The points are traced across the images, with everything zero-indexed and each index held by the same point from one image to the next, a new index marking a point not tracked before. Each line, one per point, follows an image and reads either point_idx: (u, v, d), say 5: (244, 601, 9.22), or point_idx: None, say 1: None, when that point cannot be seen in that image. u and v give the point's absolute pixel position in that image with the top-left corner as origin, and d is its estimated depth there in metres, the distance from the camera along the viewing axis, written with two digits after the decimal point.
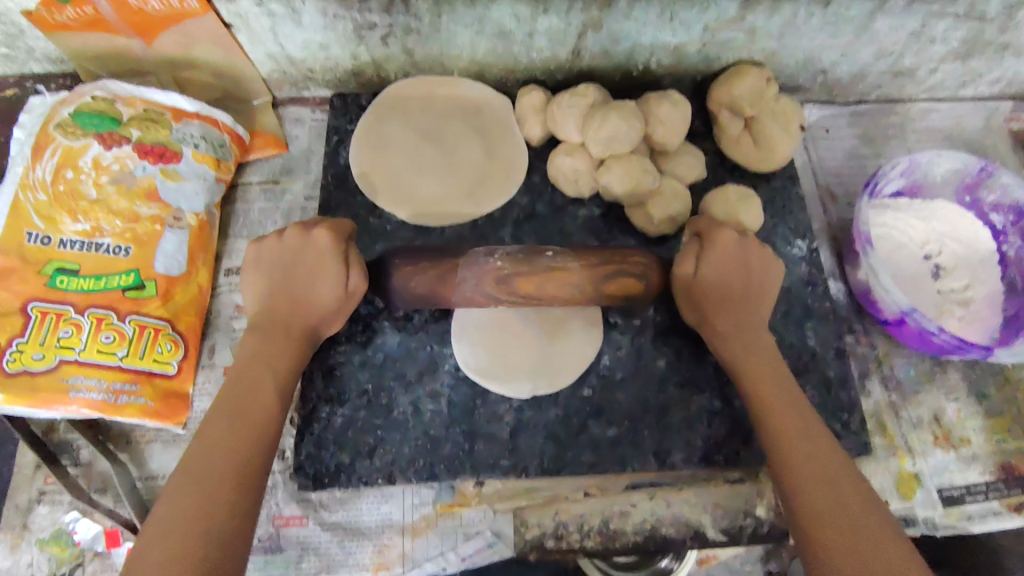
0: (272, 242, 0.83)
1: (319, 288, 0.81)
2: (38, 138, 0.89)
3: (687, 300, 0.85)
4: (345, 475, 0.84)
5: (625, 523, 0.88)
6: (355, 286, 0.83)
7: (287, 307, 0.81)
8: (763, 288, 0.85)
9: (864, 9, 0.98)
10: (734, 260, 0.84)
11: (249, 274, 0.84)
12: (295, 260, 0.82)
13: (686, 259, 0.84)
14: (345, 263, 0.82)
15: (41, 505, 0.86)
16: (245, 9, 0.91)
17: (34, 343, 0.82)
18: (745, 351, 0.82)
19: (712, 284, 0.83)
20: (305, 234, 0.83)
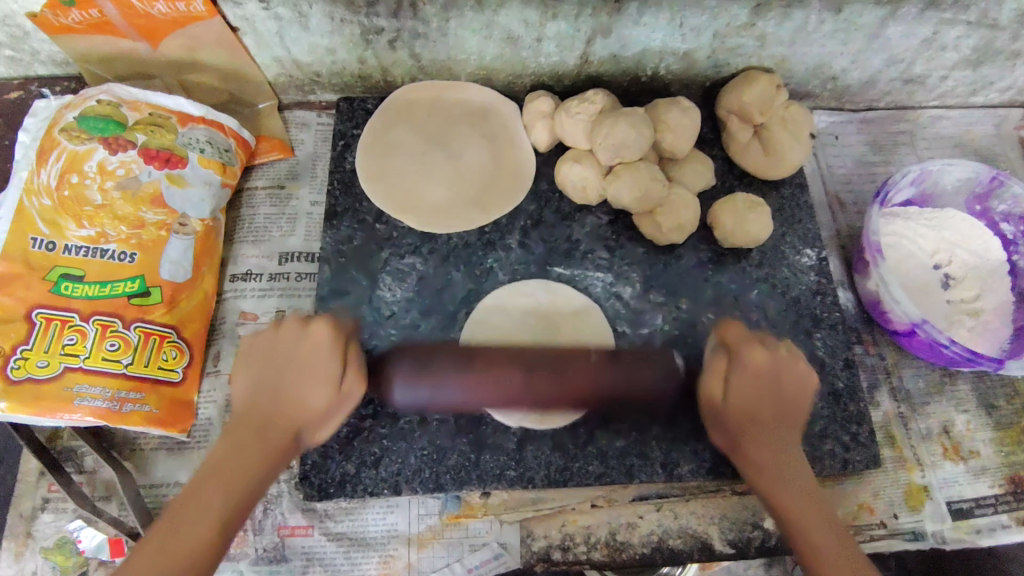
0: (268, 333, 0.74)
1: (311, 400, 0.71)
2: (43, 143, 0.88)
3: (716, 423, 0.78)
4: (351, 485, 0.83)
5: (632, 535, 0.88)
6: (352, 388, 0.75)
7: (271, 399, 0.71)
8: (796, 392, 0.77)
9: (876, 16, 0.98)
10: (762, 379, 0.76)
11: (241, 363, 0.75)
12: (289, 364, 0.72)
13: (711, 381, 0.78)
14: (344, 362, 0.74)
15: (45, 513, 0.85)
16: (252, 13, 0.90)
17: (38, 351, 0.81)
18: (768, 396, 0.75)
19: (743, 408, 0.75)
20: (304, 325, 0.74)
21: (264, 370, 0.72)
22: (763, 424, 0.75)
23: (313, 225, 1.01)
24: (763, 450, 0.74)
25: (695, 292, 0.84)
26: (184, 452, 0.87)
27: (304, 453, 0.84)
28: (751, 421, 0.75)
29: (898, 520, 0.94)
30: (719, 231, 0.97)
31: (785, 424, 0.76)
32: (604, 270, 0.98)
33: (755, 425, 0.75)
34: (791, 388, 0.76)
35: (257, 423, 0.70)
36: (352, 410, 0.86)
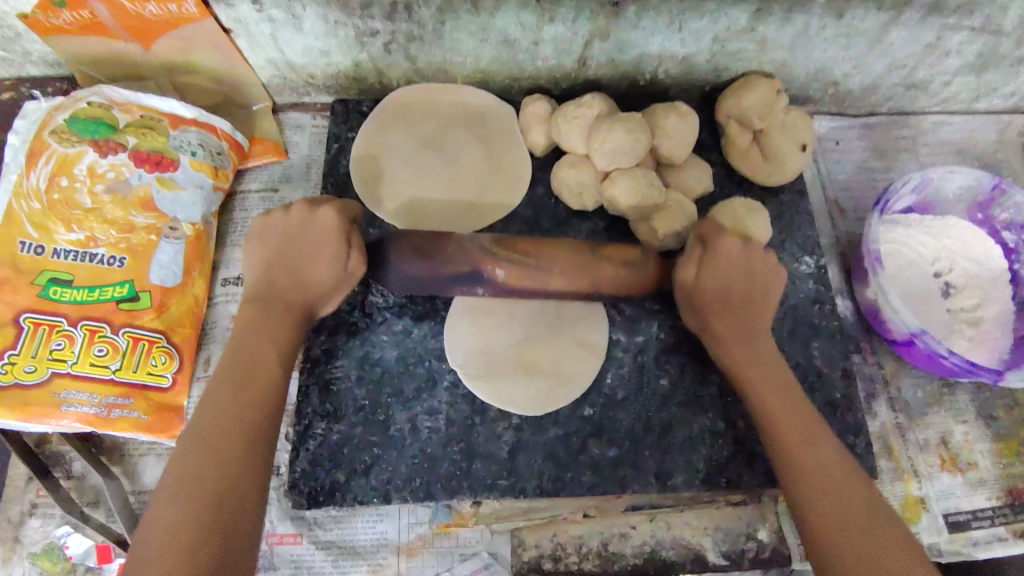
0: (280, 215, 0.79)
1: (319, 270, 0.78)
2: (32, 145, 0.87)
3: (691, 309, 0.82)
4: (340, 494, 0.82)
5: (624, 545, 0.87)
6: (356, 268, 0.78)
7: (288, 285, 0.79)
8: (774, 350, 0.81)
9: (878, 21, 0.96)
10: (740, 267, 0.80)
11: (253, 240, 0.81)
12: (297, 240, 0.78)
13: (683, 295, 0.82)
14: (347, 238, 0.78)
15: (33, 518, 0.85)
16: (245, 15, 0.89)
17: (26, 356, 0.81)
18: (738, 279, 0.80)
19: (711, 292, 0.80)
20: (312, 208, 0.80)
21: (274, 252, 0.79)
22: (729, 311, 0.80)
23: None
24: (734, 341, 0.80)
25: (689, 285, 0.80)
26: None
27: (293, 461, 0.83)
28: (722, 305, 0.80)
29: None
30: None
31: (752, 300, 0.81)
32: None
33: (726, 309, 0.80)
34: (764, 270, 0.81)
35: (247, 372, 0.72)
36: (342, 417, 0.85)
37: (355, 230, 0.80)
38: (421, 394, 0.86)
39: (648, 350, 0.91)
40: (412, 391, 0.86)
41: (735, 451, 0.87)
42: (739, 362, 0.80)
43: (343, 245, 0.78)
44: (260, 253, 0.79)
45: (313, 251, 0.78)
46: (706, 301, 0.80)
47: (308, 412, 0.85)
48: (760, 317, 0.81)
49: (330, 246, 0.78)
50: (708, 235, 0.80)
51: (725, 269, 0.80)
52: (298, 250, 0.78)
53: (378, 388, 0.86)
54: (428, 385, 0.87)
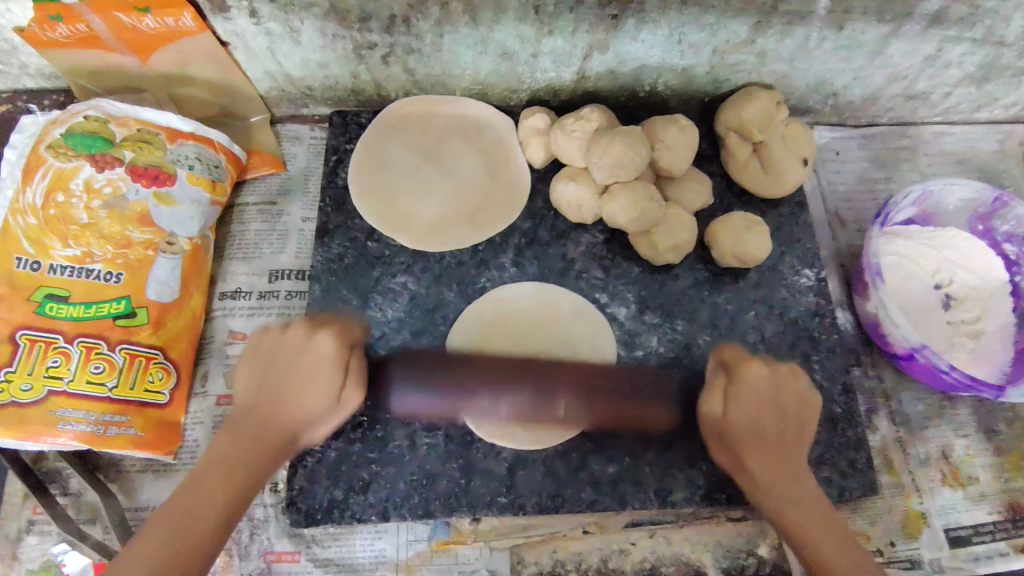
0: (274, 337, 0.77)
1: (308, 400, 0.74)
2: (28, 160, 0.87)
3: (721, 445, 0.79)
4: (338, 512, 0.82)
5: (624, 562, 0.87)
6: (349, 399, 0.77)
7: (271, 408, 0.74)
8: (800, 417, 0.78)
9: (878, 34, 0.96)
10: (764, 398, 0.77)
11: (243, 366, 0.77)
12: (290, 367, 0.75)
13: (711, 401, 0.79)
14: (344, 371, 0.77)
15: (30, 536, 0.84)
16: (243, 28, 0.89)
17: (23, 373, 0.80)
18: (769, 416, 0.76)
19: (743, 426, 0.76)
20: (309, 334, 0.77)
21: (265, 376, 0.75)
22: (764, 447, 0.76)
23: (305, 242, 1.00)
24: (764, 464, 0.75)
25: (718, 419, 0.78)
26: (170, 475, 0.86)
27: (291, 478, 0.83)
28: (752, 443, 0.76)
29: (896, 548, 0.92)
30: (717, 252, 0.96)
31: (787, 434, 0.77)
32: (599, 290, 0.96)
33: (757, 447, 0.76)
34: (793, 400, 0.77)
35: (254, 421, 0.73)
36: (340, 434, 0.84)
37: (352, 356, 0.80)
38: (419, 409, 0.86)
39: (647, 364, 0.90)
40: (410, 406, 0.86)
41: None
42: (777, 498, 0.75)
43: (339, 377, 0.76)
44: (249, 380, 0.76)
45: (303, 378, 0.75)
46: (735, 438, 0.77)
47: None
48: (795, 460, 0.77)
49: (324, 377, 0.75)
50: (729, 362, 0.80)
51: (752, 404, 0.77)
52: (287, 379, 0.74)
53: (376, 403, 0.86)
54: (427, 401, 0.86)
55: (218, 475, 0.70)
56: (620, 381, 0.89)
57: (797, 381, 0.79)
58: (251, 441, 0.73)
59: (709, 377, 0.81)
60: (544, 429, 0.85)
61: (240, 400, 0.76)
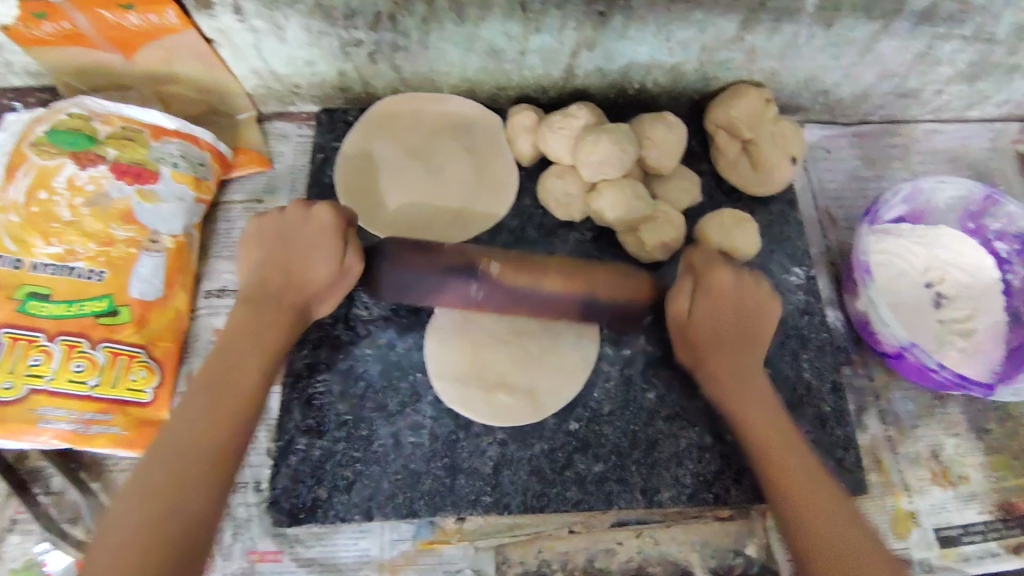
0: (276, 216, 0.81)
1: (316, 268, 0.78)
2: (11, 158, 0.86)
3: (682, 342, 0.82)
4: (322, 511, 0.81)
5: (611, 561, 0.86)
6: (354, 264, 0.80)
7: (283, 284, 0.79)
8: (761, 317, 0.81)
9: (867, 31, 0.95)
10: (727, 317, 0.80)
11: (248, 244, 0.82)
12: (294, 236, 0.79)
13: (678, 299, 0.80)
14: (344, 241, 0.79)
15: (12, 535, 0.83)
16: (227, 25, 0.88)
17: (3, 372, 0.80)
18: (729, 312, 0.80)
19: (704, 326, 0.80)
20: (308, 208, 0.80)
21: (271, 251, 0.79)
22: (724, 346, 0.80)
23: None
24: (723, 370, 0.79)
25: (682, 319, 0.80)
26: None
27: (274, 477, 0.82)
28: (713, 339, 0.80)
29: (885, 548, 0.91)
30: (706, 249, 0.95)
31: (750, 339, 0.81)
32: None
33: (718, 347, 0.80)
34: (755, 308, 0.80)
35: (267, 299, 0.77)
36: (324, 432, 0.84)
37: (350, 234, 0.81)
38: (404, 408, 0.85)
39: (634, 363, 0.90)
40: (395, 405, 0.85)
41: (723, 466, 0.86)
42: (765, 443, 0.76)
43: (340, 242, 0.78)
44: (254, 254, 0.80)
45: (309, 245, 0.78)
46: (698, 335, 0.80)
47: (290, 427, 0.84)
48: (754, 362, 0.81)
49: (326, 242, 0.78)
50: (700, 267, 0.81)
51: (713, 300, 0.80)
52: (295, 249, 0.79)
53: (361, 402, 0.85)
54: (412, 400, 0.86)
55: (238, 343, 0.75)
56: (607, 380, 0.88)
57: (760, 284, 0.82)
58: (221, 398, 0.71)
59: (678, 279, 0.82)
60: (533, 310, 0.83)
61: (247, 285, 0.80)
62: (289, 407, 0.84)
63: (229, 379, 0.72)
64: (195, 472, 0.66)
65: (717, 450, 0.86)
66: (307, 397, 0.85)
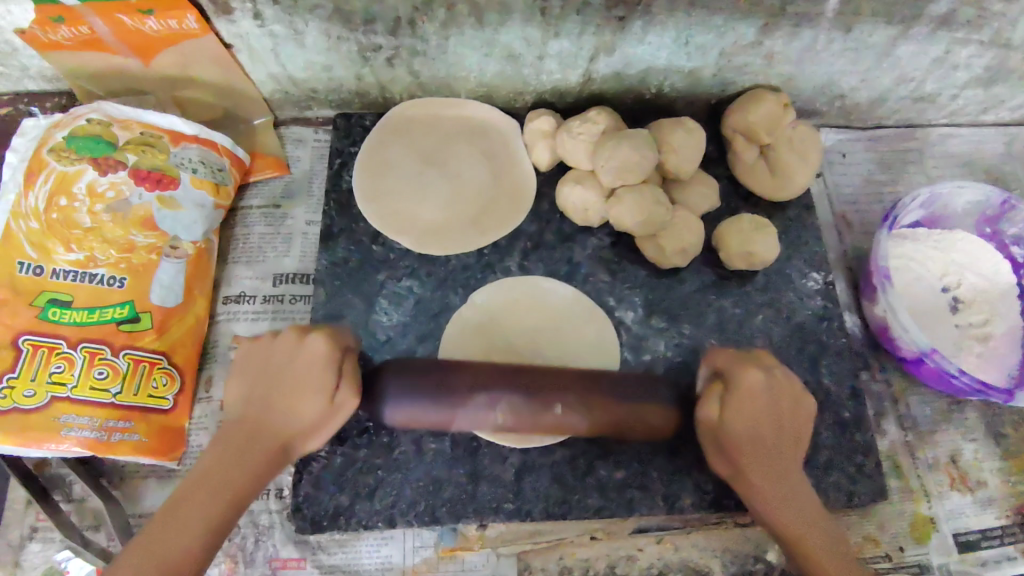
0: (265, 344, 0.73)
1: (302, 409, 0.70)
2: (31, 164, 0.86)
3: (720, 454, 0.76)
4: (344, 518, 0.81)
5: (631, 567, 0.86)
6: (345, 399, 0.72)
7: (263, 417, 0.70)
8: (798, 432, 0.76)
9: (886, 35, 0.95)
10: (764, 412, 0.74)
11: (234, 376, 0.73)
12: (280, 375, 0.71)
13: (707, 408, 0.76)
14: (336, 377, 0.72)
15: (33, 542, 0.83)
16: (247, 30, 0.88)
17: (26, 379, 0.80)
18: (768, 424, 0.74)
19: (740, 437, 0.74)
20: (301, 338, 0.73)
21: (258, 386, 0.71)
22: (764, 453, 0.74)
23: (309, 245, 1.00)
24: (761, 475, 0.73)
25: (714, 422, 0.76)
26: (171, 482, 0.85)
27: (297, 484, 0.82)
28: (752, 452, 0.73)
29: (904, 552, 0.91)
30: (726, 254, 0.95)
31: (786, 448, 0.74)
32: (606, 294, 0.96)
33: (756, 458, 0.73)
34: (790, 423, 0.75)
35: (243, 436, 0.69)
36: (346, 439, 0.84)
37: (347, 361, 0.73)
38: None
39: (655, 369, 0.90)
40: None
41: None
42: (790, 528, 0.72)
43: (330, 389, 0.71)
44: (241, 391, 0.72)
45: (294, 387, 0.71)
46: (737, 446, 0.74)
47: None
48: (792, 470, 0.74)
49: (314, 389, 0.70)
50: (726, 370, 0.76)
51: (750, 410, 0.74)
52: (278, 388, 0.70)
53: None
54: None
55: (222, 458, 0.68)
56: None
57: (789, 376, 0.77)
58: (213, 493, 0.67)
59: (705, 386, 0.78)
60: (547, 433, 0.77)
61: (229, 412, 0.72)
62: None
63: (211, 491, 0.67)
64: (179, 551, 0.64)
65: None
66: None
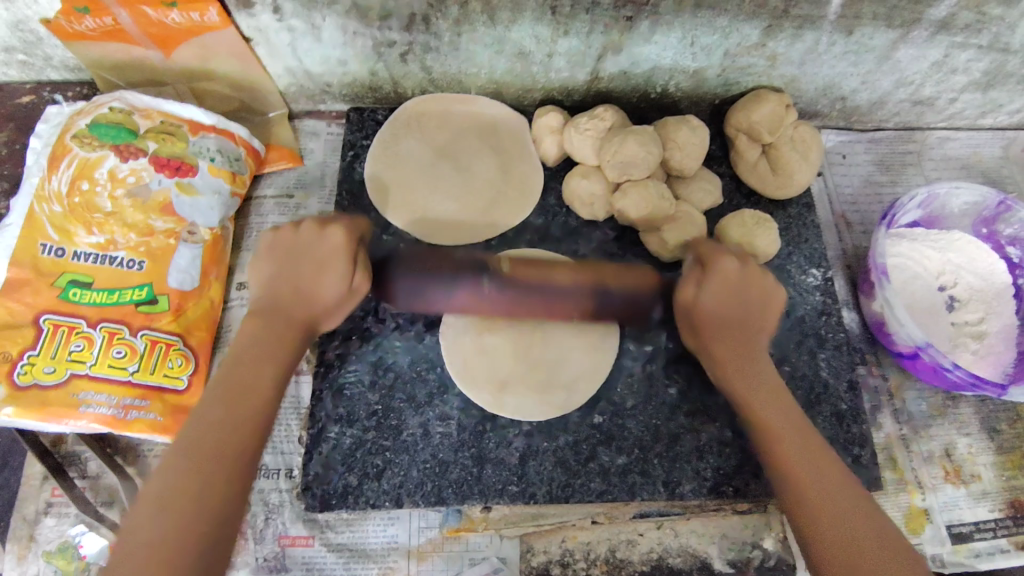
0: (289, 234, 0.80)
1: (323, 286, 0.78)
2: (55, 149, 0.88)
3: (688, 326, 0.85)
4: (353, 497, 0.83)
5: (632, 552, 0.88)
6: (360, 284, 0.81)
7: (289, 296, 0.78)
8: (769, 300, 0.84)
9: (886, 39, 0.98)
10: (735, 291, 0.82)
11: (261, 258, 0.80)
12: (305, 257, 0.79)
13: (686, 286, 0.84)
14: (352, 262, 0.79)
15: (48, 517, 0.85)
16: (266, 24, 0.91)
17: (46, 357, 0.81)
18: (735, 303, 0.82)
19: (712, 315, 0.82)
20: (320, 227, 0.80)
21: (283, 268, 0.78)
22: (727, 330, 0.82)
23: None
24: (742, 382, 0.80)
25: (689, 302, 0.84)
26: None
27: (307, 464, 0.84)
28: (719, 326, 0.82)
29: None
30: (726, 246, 0.98)
31: (757, 312, 0.83)
32: None
33: (721, 337, 0.82)
34: (757, 294, 0.83)
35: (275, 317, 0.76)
36: (355, 421, 0.86)
37: (361, 251, 0.81)
38: (433, 399, 0.87)
39: (656, 359, 0.92)
40: (424, 396, 0.88)
41: (742, 461, 0.87)
42: (772, 429, 0.76)
43: (348, 268, 0.79)
44: (266, 272, 0.79)
45: (316, 267, 0.78)
46: (706, 322, 0.82)
47: (321, 416, 0.86)
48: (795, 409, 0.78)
49: (336, 265, 0.78)
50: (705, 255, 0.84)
51: (722, 286, 0.82)
52: (304, 271, 0.78)
53: (391, 392, 0.87)
54: (441, 391, 0.88)
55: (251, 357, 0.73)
56: (629, 374, 0.91)
57: (764, 275, 0.84)
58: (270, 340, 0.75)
59: (686, 270, 0.86)
60: (538, 284, 0.86)
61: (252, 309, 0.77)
62: (320, 397, 0.87)
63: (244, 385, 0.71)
64: (247, 400, 0.70)
65: (737, 444, 0.88)
66: (337, 387, 0.87)
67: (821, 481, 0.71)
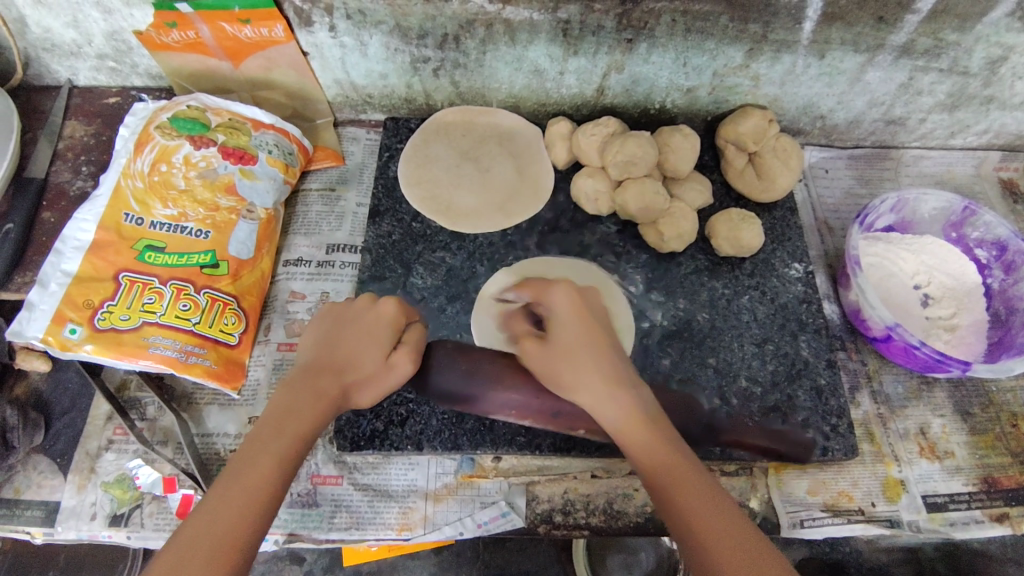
0: (342, 305, 0.85)
1: (366, 355, 0.81)
2: (140, 136, 1.04)
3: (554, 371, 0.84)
4: (379, 440, 0.93)
5: (628, 505, 0.96)
6: (401, 361, 0.83)
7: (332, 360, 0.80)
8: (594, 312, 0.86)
9: (855, 62, 1.12)
10: (567, 319, 0.84)
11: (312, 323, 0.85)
12: (351, 326, 0.82)
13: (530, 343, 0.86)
14: (396, 340, 0.84)
15: (108, 452, 0.96)
16: (322, 40, 1.08)
17: (122, 307, 0.94)
18: (571, 329, 0.83)
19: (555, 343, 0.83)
20: (373, 301, 0.86)
21: (328, 334, 0.82)
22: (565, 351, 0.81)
23: (358, 222, 1.17)
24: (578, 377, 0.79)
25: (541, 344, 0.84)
26: (234, 407, 0.99)
27: (339, 410, 0.94)
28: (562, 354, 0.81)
29: (876, 508, 1.01)
30: (715, 239, 1.11)
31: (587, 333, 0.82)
32: (612, 271, 1.11)
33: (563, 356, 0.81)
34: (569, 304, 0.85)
35: (312, 380, 0.77)
36: None
37: (405, 334, 0.86)
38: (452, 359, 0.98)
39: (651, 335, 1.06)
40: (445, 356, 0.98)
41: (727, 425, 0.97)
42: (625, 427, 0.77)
43: (392, 346, 0.83)
44: (316, 336, 0.83)
45: (363, 334, 0.82)
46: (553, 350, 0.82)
47: None
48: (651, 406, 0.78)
49: (381, 342, 0.82)
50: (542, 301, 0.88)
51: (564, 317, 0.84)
52: (350, 338, 0.81)
53: None
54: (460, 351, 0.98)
55: (280, 419, 0.74)
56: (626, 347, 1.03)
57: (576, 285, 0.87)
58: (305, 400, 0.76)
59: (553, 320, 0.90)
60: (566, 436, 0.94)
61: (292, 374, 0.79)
62: None
63: (262, 449, 0.71)
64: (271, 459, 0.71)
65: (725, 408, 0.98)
66: None
67: (691, 500, 0.69)
